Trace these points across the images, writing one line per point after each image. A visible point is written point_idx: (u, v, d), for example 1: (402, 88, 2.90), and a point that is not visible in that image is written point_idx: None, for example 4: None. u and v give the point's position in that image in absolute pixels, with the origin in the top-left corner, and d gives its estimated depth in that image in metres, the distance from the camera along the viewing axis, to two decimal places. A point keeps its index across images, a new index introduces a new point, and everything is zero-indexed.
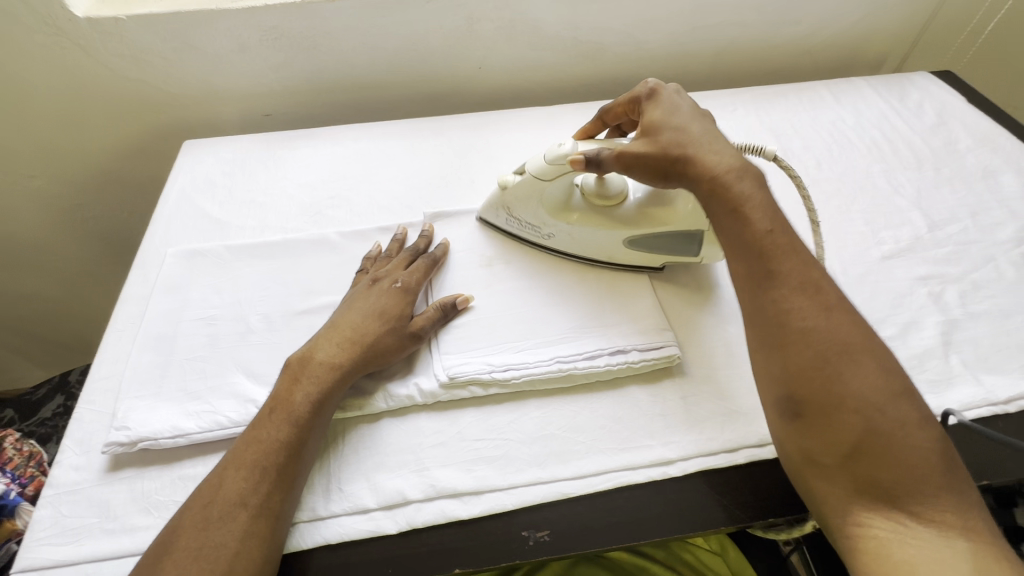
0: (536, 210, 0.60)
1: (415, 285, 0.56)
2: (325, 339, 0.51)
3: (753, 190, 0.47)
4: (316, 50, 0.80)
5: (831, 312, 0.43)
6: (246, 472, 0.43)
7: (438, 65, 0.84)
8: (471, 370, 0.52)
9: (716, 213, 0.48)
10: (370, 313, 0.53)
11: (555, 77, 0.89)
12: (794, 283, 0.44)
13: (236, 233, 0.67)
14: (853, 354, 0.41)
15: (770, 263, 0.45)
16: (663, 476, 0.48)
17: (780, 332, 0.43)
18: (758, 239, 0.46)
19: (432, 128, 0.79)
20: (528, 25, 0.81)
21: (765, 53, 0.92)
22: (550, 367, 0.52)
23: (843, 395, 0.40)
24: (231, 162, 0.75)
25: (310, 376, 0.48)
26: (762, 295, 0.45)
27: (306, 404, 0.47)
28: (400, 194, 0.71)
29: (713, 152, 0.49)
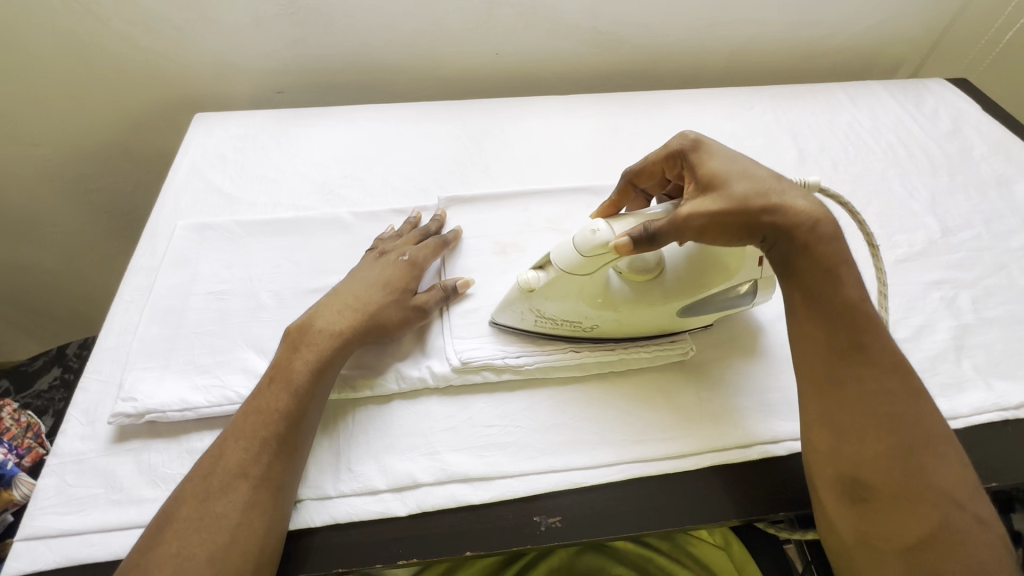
0: (573, 305, 0.49)
1: (422, 261, 0.56)
2: (325, 312, 0.50)
3: (842, 260, 0.45)
4: (331, 28, 0.79)
5: (918, 400, 0.43)
6: (245, 443, 0.43)
7: (456, 49, 0.83)
8: (484, 355, 0.51)
9: (807, 276, 0.45)
10: (374, 284, 0.53)
11: (572, 67, 0.88)
12: (885, 367, 0.43)
13: (247, 209, 0.66)
14: (935, 445, 0.41)
15: (858, 341, 0.44)
16: (675, 468, 0.48)
17: (868, 411, 0.42)
18: (843, 316, 0.44)
19: (447, 112, 0.78)
20: (548, 12, 0.80)
21: (783, 53, 0.91)
22: (564, 355, 0.52)
23: (924, 486, 0.40)
24: (243, 137, 0.74)
25: (308, 343, 0.48)
26: (842, 370, 0.44)
27: (303, 372, 0.46)
28: (414, 177, 0.70)
29: (799, 205, 0.44)
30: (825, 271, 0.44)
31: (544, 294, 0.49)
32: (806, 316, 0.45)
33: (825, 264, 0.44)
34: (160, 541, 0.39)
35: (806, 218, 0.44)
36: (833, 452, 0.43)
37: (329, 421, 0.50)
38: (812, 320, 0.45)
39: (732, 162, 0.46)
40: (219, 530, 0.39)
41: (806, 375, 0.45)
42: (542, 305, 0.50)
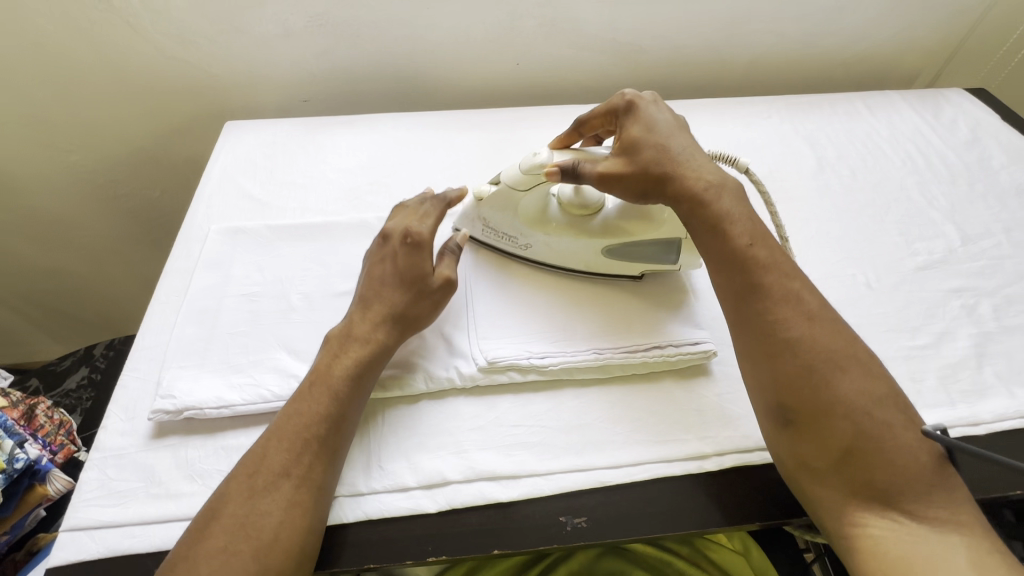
0: (513, 220, 0.59)
1: (423, 234, 0.54)
2: (358, 312, 0.51)
3: (728, 209, 0.49)
4: (359, 39, 0.81)
5: (813, 321, 0.44)
6: (288, 444, 0.44)
7: (478, 59, 0.85)
8: (510, 355, 0.52)
9: (696, 230, 0.50)
10: (390, 282, 0.52)
11: (591, 78, 0.90)
12: (775, 296, 0.45)
13: (277, 214, 0.68)
14: (838, 360, 0.43)
15: (756, 279, 0.46)
16: (700, 470, 0.49)
17: (765, 341, 0.45)
18: (739, 254, 0.47)
19: (470, 121, 0.80)
20: (569, 25, 0.82)
21: (800, 64, 0.92)
22: (587, 356, 0.53)
23: (836, 402, 0.41)
24: (272, 144, 0.76)
25: (349, 350, 0.49)
26: (746, 308, 0.46)
27: (343, 377, 0.48)
28: (438, 183, 0.72)
29: (692, 169, 0.51)
30: (714, 223, 0.49)
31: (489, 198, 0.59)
32: (712, 264, 0.49)
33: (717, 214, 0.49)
34: (208, 536, 0.40)
35: (699, 181, 0.50)
36: (756, 382, 0.45)
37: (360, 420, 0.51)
38: (718, 267, 0.49)
39: (650, 124, 0.54)
40: (262, 527, 0.40)
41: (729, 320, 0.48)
42: (488, 215, 0.60)
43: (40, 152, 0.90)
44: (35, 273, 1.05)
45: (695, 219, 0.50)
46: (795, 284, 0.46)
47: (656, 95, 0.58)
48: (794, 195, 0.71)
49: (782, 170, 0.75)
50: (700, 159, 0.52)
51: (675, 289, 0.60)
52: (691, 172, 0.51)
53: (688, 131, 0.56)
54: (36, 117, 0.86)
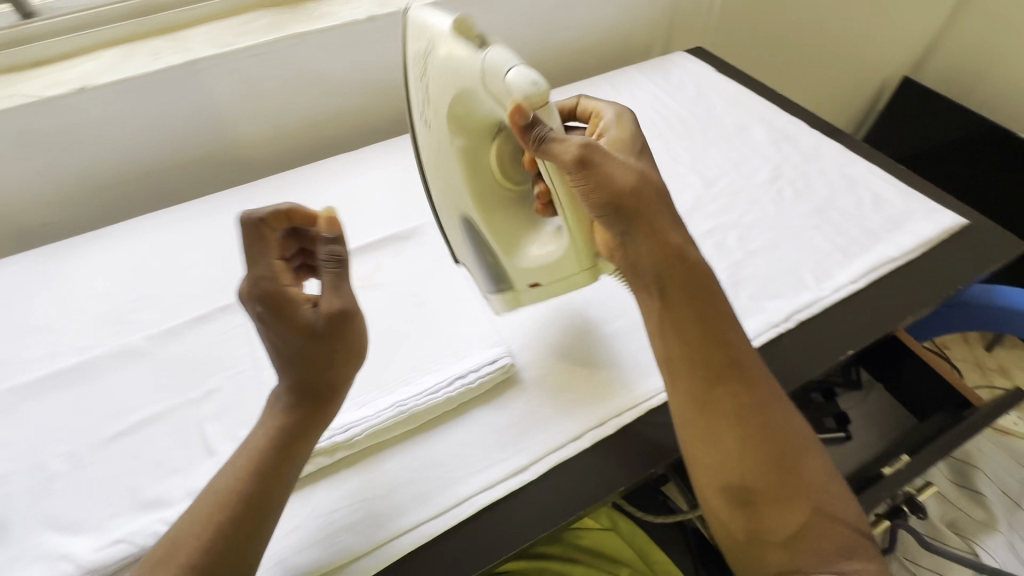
0: (440, 99, 0.49)
1: (273, 282, 0.43)
2: (270, 402, 0.46)
3: (704, 284, 0.48)
4: (81, 145, 0.73)
5: (783, 403, 0.46)
6: (198, 538, 0.39)
7: (233, 131, 0.81)
8: None
9: (671, 300, 0.47)
10: (284, 333, 0.43)
11: (359, 120, 0.89)
12: (750, 376, 0.46)
13: (20, 368, 0.59)
14: (800, 439, 0.45)
15: (727, 358, 0.46)
16: (522, 483, 0.50)
17: (744, 424, 0.44)
18: (708, 333, 0.47)
19: (238, 198, 0.75)
20: (313, 77, 0.81)
21: (549, 60, 0.99)
22: (392, 413, 0.52)
23: (800, 481, 0.44)
24: (3, 289, 0.66)
25: (272, 417, 0.45)
26: (720, 387, 0.45)
27: (266, 450, 0.43)
28: (213, 276, 0.66)
29: (667, 226, 0.47)
30: (687, 296, 0.47)
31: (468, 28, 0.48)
32: (678, 340, 0.47)
33: (649, 230, 0.47)
34: None
35: (657, 227, 0.47)
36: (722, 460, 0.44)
37: None
38: (677, 339, 0.47)
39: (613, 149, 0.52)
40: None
41: (682, 392, 0.46)
42: (431, 61, 0.49)
43: None
44: None
45: (669, 292, 0.47)
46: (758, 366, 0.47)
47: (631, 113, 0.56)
48: None
49: None
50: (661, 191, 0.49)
51: (467, 311, 0.61)
52: (657, 212, 0.47)
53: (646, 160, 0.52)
54: None
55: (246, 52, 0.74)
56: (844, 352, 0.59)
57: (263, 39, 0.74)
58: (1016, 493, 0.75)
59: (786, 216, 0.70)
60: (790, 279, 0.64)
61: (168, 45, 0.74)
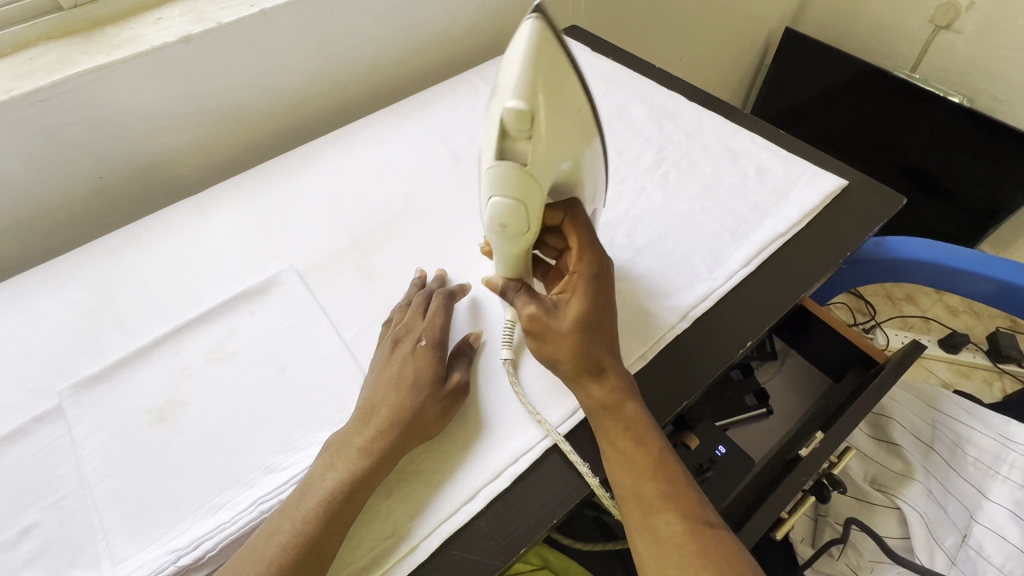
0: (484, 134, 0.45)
1: (440, 336, 0.53)
2: (334, 449, 0.46)
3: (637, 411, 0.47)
4: None
5: (722, 534, 0.43)
6: None
7: (41, 192, 0.68)
8: (149, 573, 0.42)
9: (605, 432, 0.46)
10: (390, 383, 0.49)
11: (203, 153, 0.78)
12: (688, 501, 0.44)
13: None
14: (742, 568, 0.42)
15: (662, 479, 0.45)
16: (411, 567, 0.43)
17: (677, 549, 0.42)
18: (644, 459, 0.45)
19: (57, 272, 0.63)
20: (130, 113, 0.69)
21: (417, 56, 0.90)
22: (252, 517, 0.44)
23: None
24: None
25: (343, 458, 0.45)
26: (654, 511, 0.43)
27: (338, 493, 0.43)
28: (26, 375, 0.55)
29: (602, 378, 0.47)
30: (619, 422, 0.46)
31: (528, 130, 0.40)
32: (618, 465, 0.45)
33: (583, 373, 0.47)
34: None
35: (597, 371, 0.47)
36: None
37: None
38: (614, 462, 0.46)
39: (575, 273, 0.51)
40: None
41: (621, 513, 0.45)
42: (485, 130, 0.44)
43: None
44: None
45: (603, 421, 0.47)
46: (699, 491, 0.45)
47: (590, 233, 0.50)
48: (439, 201, 0.69)
49: (423, 177, 0.72)
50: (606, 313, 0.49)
51: (336, 372, 0.54)
52: (585, 337, 0.47)
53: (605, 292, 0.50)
54: None
55: (28, 98, 0.61)
56: (742, 343, 0.56)
57: (47, 80, 0.62)
58: (929, 435, 0.78)
59: (673, 202, 0.67)
60: (682, 271, 0.61)
61: None
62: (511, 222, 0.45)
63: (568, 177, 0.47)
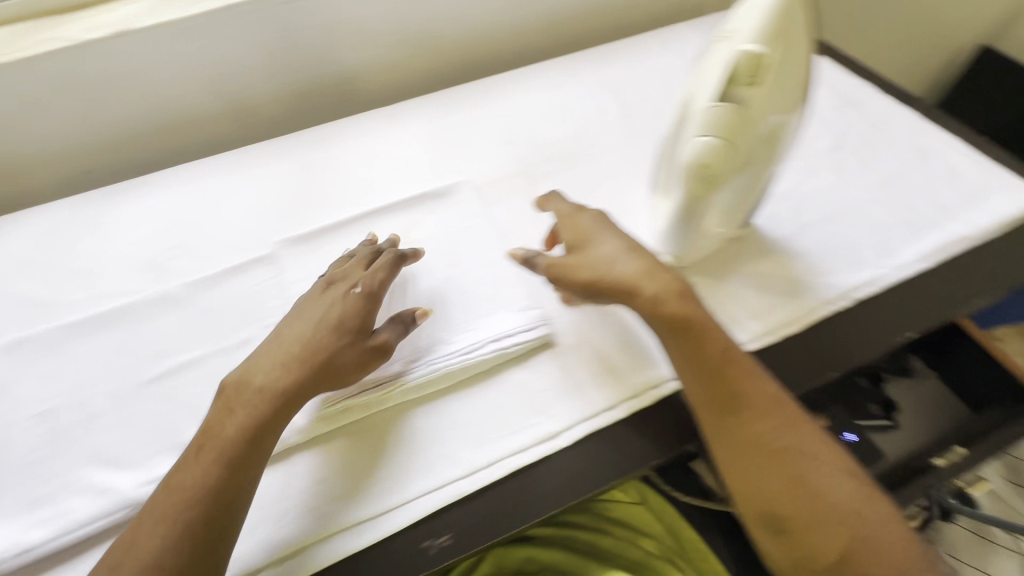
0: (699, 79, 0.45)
1: (378, 289, 0.52)
2: (234, 392, 0.46)
3: (709, 329, 0.49)
4: (120, 92, 0.73)
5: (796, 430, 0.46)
6: (167, 527, 0.40)
7: (269, 82, 0.80)
8: (341, 394, 0.49)
9: (673, 348, 0.49)
10: (322, 324, 0.49)
11: (394, 73, 0.86)
12: (759, 405, 0.46)
13: (66, 311, 0.60)
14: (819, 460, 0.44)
15: (771, 447, 0.45)
16: (553, 449, 0.48)
17: (759, 453, 0.45)
18: (713, 368, 0.47)
19: (275, 149, 0.74)
20: (351, 26, 0.78)
21: (597, 14, 0.93)
22: (424, 371, 0.51)
23: (826, 502, 0.43)
24: (50, 233, 0.67)
25: (243, 404, 0.45)
26: (731, 422, 0.46)
27: (238, 437, 0.43)
28: (248, 226, 0.66)
29: (659, 295, 0.48)
30: (696, 341, 0.48)
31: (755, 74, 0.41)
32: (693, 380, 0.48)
33: (639, 294, 0.49)
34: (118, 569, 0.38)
35: (632, 289, 0.49)
36: (745, 486, 0.44)
37: None
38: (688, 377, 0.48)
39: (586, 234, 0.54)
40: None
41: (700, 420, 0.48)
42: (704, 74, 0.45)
43: None
44: None
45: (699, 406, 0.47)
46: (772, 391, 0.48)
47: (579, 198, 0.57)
48: (607, 148, 0.72)
49: (593, 125, 0.75)
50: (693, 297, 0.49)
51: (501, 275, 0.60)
52: (607, 270, 0.50)
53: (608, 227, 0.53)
54: None
55: None
56: (902, 333, 0.55)
57: None
58: None
59: (847, 188, 0.65)
60: (849, 253, 0.59)
61: None
62: (715, 161, 0.44)
63: (774, 135, 0.46)
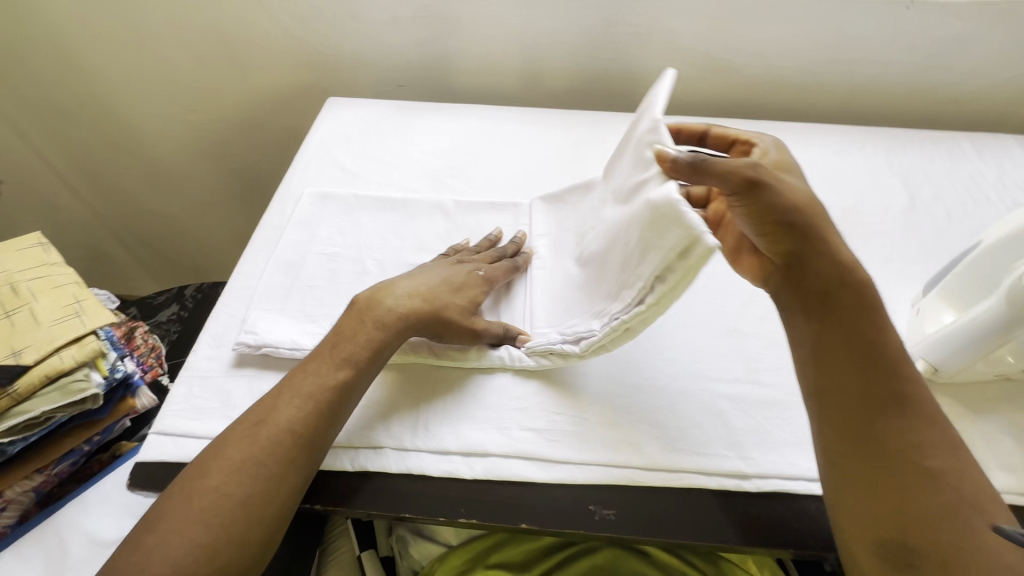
0: None
1: (491, 281, 0.59)
2: (372, 308, 0.52)
3: (873, 316, 0.45)
4: (458, 31, 0.86)
5: (951, 455, 0.41)
6: (298, 403, 0.47)
7: (570, 60, 0.88)
8: (546, 340, 0.54)
9: (828, 319, 0.46)
10: (445, 285, 0.55)
11: (676, 88, 0.90)
12: (910, 412, 0.42)
13: (363, 184, 0.73)
14: (981, 504, 0.39)
15: (918, 465, 0.40)
16: (737, 488, 0.48)
17: (902, 464, 0.40)
18: (864, 353, 0.44)
19: (556, 120, 0.83)
20: (663, 34, 0.83)
21: (907, 96, 0.87)
22: (608, 328, 0.49)
23: (972, 543, 0.37)
24: (367, 121, 0.82)
25: (374, 320, 0.51)
26: (878, 419, 0.42)
27: (366, 347, 0.50)
28: (516, 175, 0.75)
29: (831, 252, 0.47)
30: (852, 315, 0.45)
31: None
32: (841, 359, 0.44)
33: (818, 245, 0.46)
34: (263, 424, 0.46)
35: (816, 232, 0.47)
36: (868, 496, 0.40)
37: (422, 383, 0.54)
38: (836, 357, 0.44)
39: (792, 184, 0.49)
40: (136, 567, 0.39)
41: (833, 406, 0.44)
42: None
43: (184, 109, 1.05)
44: (160, 217, 1.30)
45: (845, 395, 0.43)
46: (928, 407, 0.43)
47: (775, 140, 0.55)
48: (878, 232, 0.68)
49: (869, 204, 0.71)
50: (866, 280, 0.47)
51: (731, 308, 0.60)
52: (800, 206, 0.46)
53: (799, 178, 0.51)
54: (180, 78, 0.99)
55: None
56: None
57: None
58: None
59: None
60: None
61: None
62: None
63: None
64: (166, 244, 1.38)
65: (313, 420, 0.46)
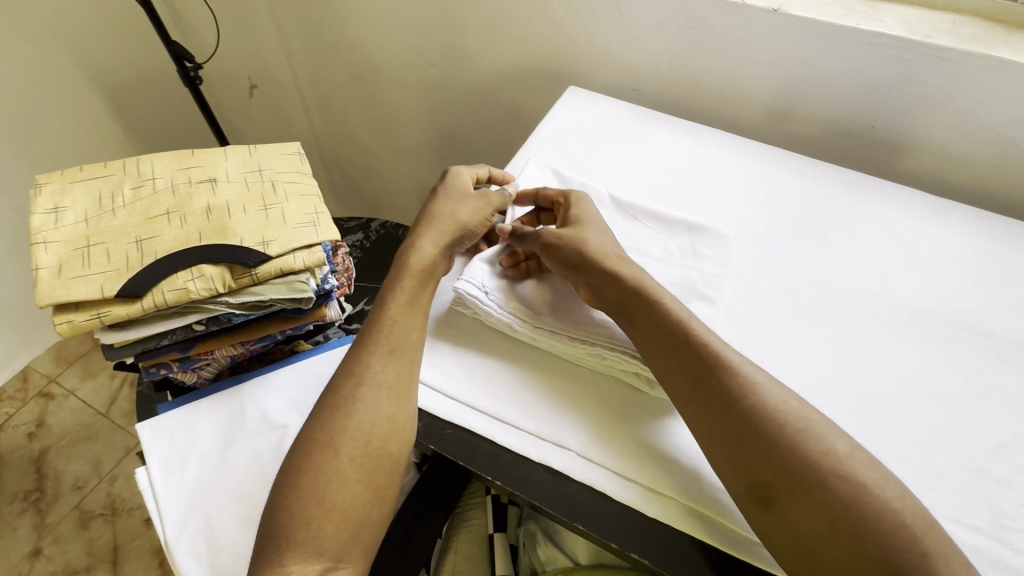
0: None
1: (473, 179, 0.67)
2: (409, 253, 0.58)
3: (670, 305, 0.52)
4: (721, 49, 0.82)
5: (759, 388, 0.46)
6: (370, 352, 0.52)
7: (833, 107, 0.80)
8: None
9: (635, 314, 0.52)
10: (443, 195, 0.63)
11: (949, 167, 0.78)
12: (714, 366, 0.47)
13: (590, 180, 0.73)
14: (796, 424, 0.44)
15: (739, 411, 0.45)
16: None
17: (728, 422, 0.45)
18: (666, 340, 0.50)
19: (800, 167, 0.76)
20: (963, 105, 0.72)
21: None
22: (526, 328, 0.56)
23: (800, 467, 0.42)
24: (603, 119, 0.81)
25: (413, 260, 0.57)
26: (698, 389, 0.47)
27: (417, 282, 0.56)
28: (747, 214, 0.70)
29: (621, 274, 0.54)
30: (654, 305, 0.52)
31: None
32: (652, 360, 0.50)
33: (610, 274, 0.54)
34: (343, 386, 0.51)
35: (603, 263, 0.55)
36: (731, 462, 0.44)
37: (615, 398, 0.53)
38: (655, 356, 0.50)
39: (591, 226, 0.60)
40: (298, 529, 0.44)
41: (673, 396, 0.48)
42: None
43: (425, 63, 1.13)
44: (364, 149, 1.43)
45: (674, 386, 0.48)
46: (738, 361, 0.48)
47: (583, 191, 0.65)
48: None
49: None
50: (650, 288, 0.53)
51: (980, 441, 0.52)
52: (575, 247, 0.57)
53: (599, 226, 0.61)
54: (434, 35, 1.07)
55: (933, 51, 0.70)
56: None
57: (963, 47, 0.68)
58: None
59: None
60: None
61: (862, 8, 0.75)
62: None
63: None
64: (359, 175, 1.52)
65: (384, 360, 0.52)
